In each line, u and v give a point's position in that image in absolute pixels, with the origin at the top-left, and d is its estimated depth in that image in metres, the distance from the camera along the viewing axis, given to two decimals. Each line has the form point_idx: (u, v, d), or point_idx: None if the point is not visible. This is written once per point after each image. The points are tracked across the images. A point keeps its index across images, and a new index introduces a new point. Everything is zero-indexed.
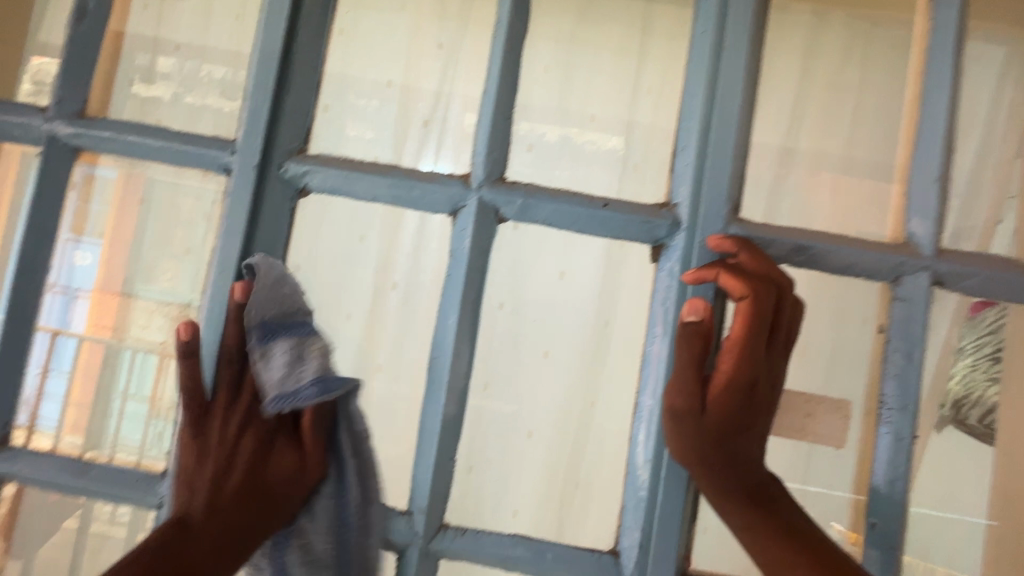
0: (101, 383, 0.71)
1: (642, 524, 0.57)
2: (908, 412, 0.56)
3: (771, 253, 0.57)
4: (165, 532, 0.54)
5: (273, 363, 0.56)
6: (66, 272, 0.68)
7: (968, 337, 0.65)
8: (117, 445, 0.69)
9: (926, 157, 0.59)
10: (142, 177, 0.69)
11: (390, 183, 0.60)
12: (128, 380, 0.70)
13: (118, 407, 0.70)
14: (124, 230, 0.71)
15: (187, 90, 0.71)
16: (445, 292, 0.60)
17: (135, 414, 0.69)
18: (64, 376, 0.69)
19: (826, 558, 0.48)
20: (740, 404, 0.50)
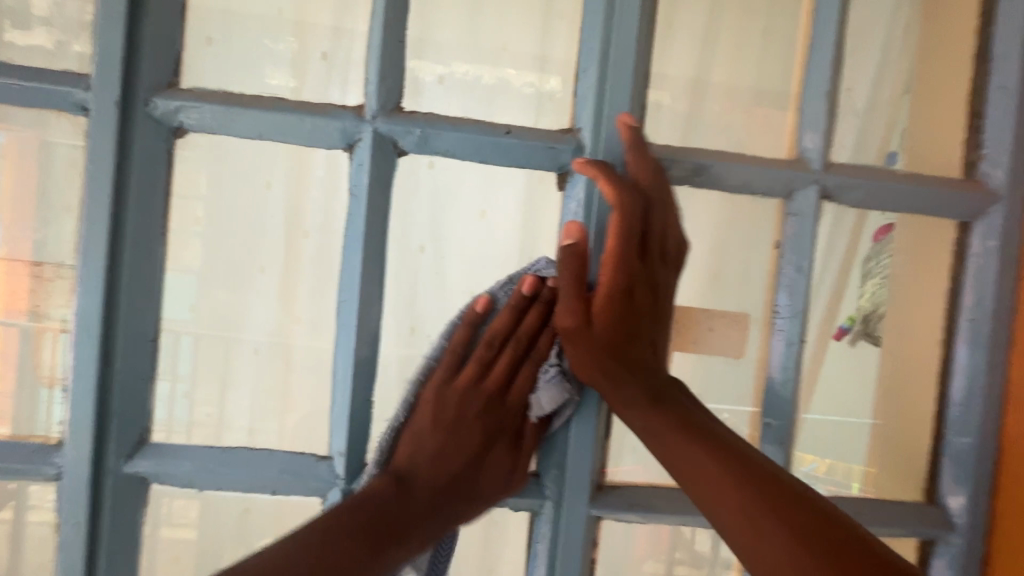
0: (27, 366, 0.62)
1: (560, 445, 0.59)
2: (798, 319, 0.60)
3: (671, 175, 0.58)
4: (374, 494, 0.54)
5: (546, 381, 0.57)
6: None
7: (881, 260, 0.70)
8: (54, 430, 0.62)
9: (818, 73, 0.60)
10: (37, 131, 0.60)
11: (276, 117, 0.56)
12: (57, 360, 0.61)
13: (47, 392, 0.62)
14: (23, 189, 0.61)
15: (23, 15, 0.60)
16: (348, 233, 0.58)
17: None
18: None
19: (717, 442, 0.51)
20: (621, 313, 0.53)
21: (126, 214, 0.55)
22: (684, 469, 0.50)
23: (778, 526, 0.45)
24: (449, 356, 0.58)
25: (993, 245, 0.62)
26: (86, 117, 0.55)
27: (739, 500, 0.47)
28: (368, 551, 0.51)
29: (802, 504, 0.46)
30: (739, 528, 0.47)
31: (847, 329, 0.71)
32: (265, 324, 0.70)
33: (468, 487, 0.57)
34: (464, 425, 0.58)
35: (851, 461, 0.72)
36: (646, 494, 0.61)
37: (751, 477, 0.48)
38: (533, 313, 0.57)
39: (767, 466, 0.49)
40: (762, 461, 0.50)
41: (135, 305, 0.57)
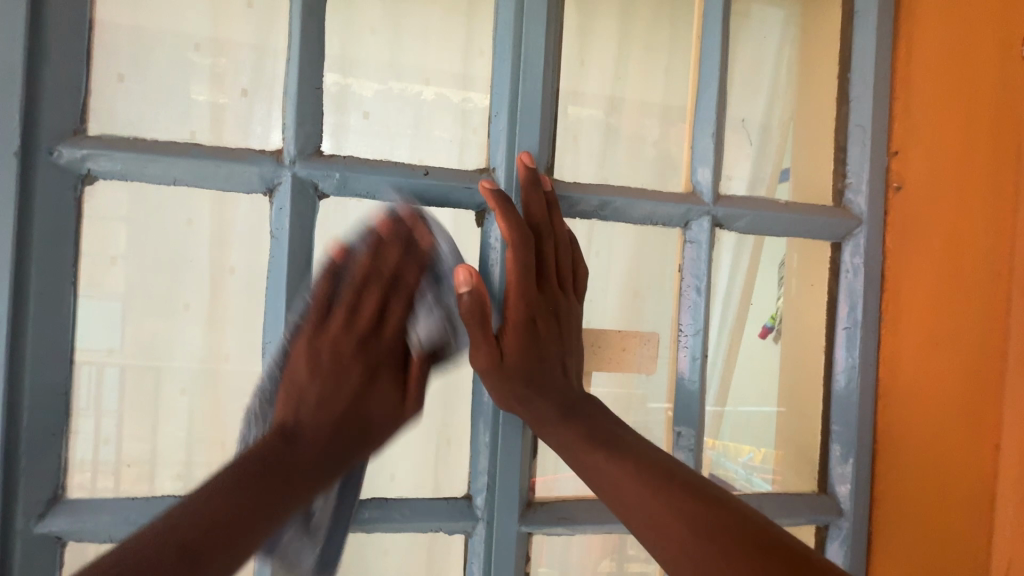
0: None
1: (489, 468, 0.62)
2: (700, 335, 0.67)
3: (579, 210, 0.63)
4: (267, 447, 0.53)
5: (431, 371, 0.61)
6: None
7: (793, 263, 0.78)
8: None
9: (707, 114, 0.68)
10: None
11: (190, 164, 0.56)
12: None
13: None
14: None
15: None
16: (270, 274, 0.59)
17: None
18: None
19: (621, 448, 0.54)
20: (529, 341, 0.56)
21: (30, 265, 0.54)
22: (596, 477, 0.53)
23: (678, 518, 0.48)
24: (345, 304, 0.58)
25: (859, 261, 0.71)
26: None
27: (643, 498, 0.50)
28: (258, 476, 0.50)
29: (700, 495, 0.49)
30: (646, 526, 0.49)
31: (769, 326, 0.78)
32: (190, 361, 0.68)
33: (364, 429, 0.59)
34: (346, 363, 0.58)
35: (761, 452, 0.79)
36: (573, 506, 0.65)
37: (659, 475, 0.51)
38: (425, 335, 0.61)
39: (668, 464, 0.52)
40: (665, 460, 0.53)
41: (43, 357, 0.55)
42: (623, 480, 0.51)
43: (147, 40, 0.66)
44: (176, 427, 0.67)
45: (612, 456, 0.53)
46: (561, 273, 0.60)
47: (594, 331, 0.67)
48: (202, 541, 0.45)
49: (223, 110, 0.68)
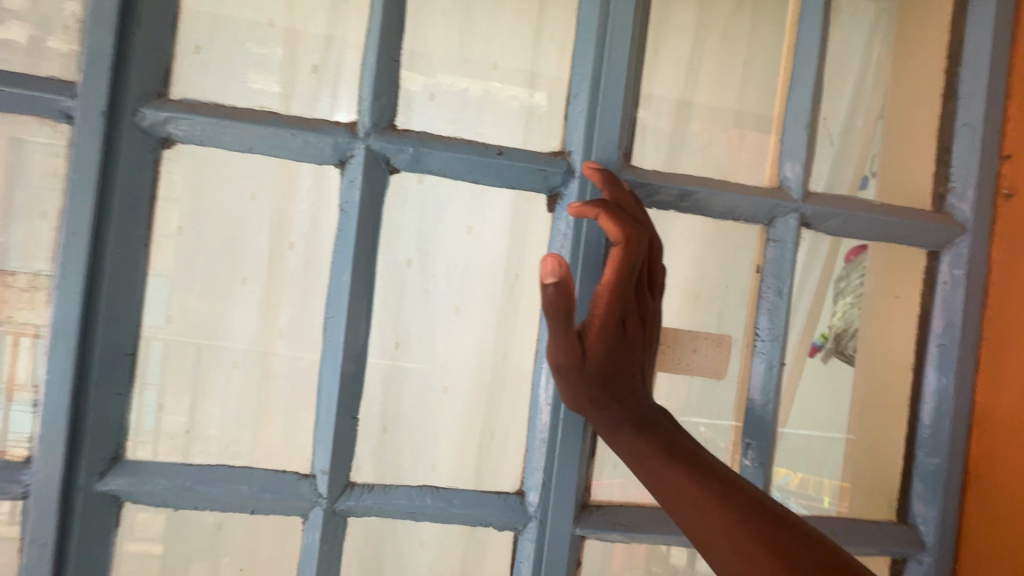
0: None
1: (546, 464, 0.59)
2: (778, 342, 0.62)
3: (658, 199, 0.60)
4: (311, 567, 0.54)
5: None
6: None
7: (852, 276, 0.72)
8: (6, 440, 0.60)
9: (798, 106, 0.64)
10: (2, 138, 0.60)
11: (266, 130, 0.56)
12: (6, 368, 0.60)
13: (0, 400, 0.60)
14: None
15: (47, 33, 0.61)
16: (338, 247, 0.58)
17: (26, 408, 0.60)
18: None
19: (703, 468, 0.51)
20: (615, 344, 0.53)
21: (108, 223, 0.55)
22: (673, 498, 0.50)
23: (769, 551, 0.44)
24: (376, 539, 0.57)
25: (959, 273, 0.66)
26: (69, 125, 0.55)
27: (729, 525, 0.47)
28: None
29: (790, 528, 0.46)
30: (731, 555, 0.46)
31: (820, 346, 0.73)
32: (246, 336, 0.68)
33: None
34: None
35: (828, 481, 0.73)
36: (630, 513, 0.62)
37: (744, 502, 0.48)
38: (373, 494, 0.59)
39: (756, 493, 0.49)
40: (748, 487, 0.50)
41: (114, 317, 0.56)
42: (706, 504, 0.48)
43: (223, 9, 0.66)
44: (228, 402, 0.67)
45: (695, 477, 0.50)
46: (650, 273, 0.56)
47: (666, 330, 0.64)
48: None
49: (294, 85, 0.68)
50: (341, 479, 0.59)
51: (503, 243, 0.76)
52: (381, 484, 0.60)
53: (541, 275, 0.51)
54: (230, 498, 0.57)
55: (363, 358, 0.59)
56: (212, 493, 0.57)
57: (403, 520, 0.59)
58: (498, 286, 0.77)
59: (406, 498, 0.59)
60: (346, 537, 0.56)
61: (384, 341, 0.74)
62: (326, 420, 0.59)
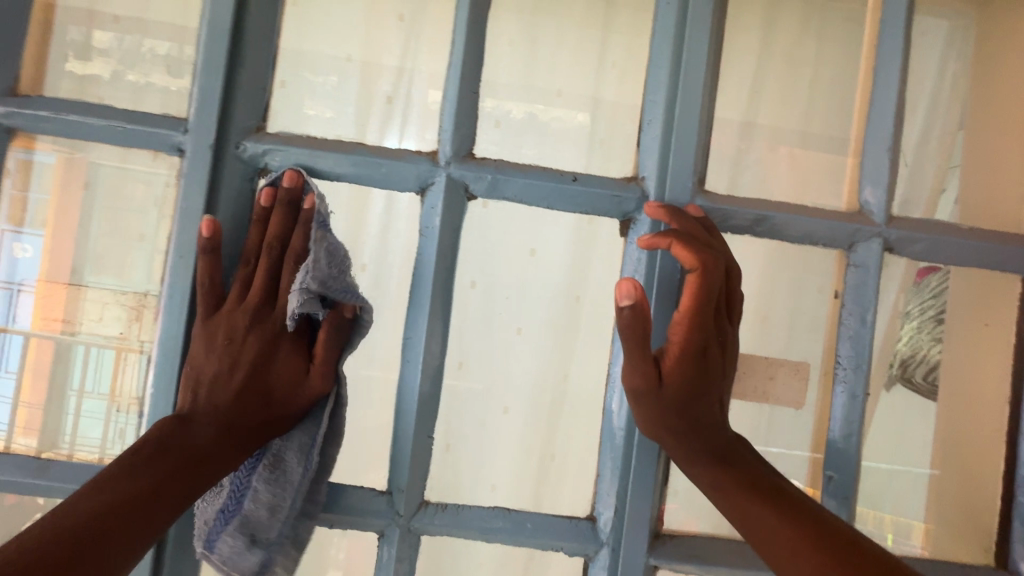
0: (56, 378, 0.66)
1: (618, 490, 0.59)
2: (862, 371, 0.60)
3: (734, 224, 0.60)
4: (158, 430, 0.52)
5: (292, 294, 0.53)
6: (9, 265, 0.64)
7: (913, 301, 0.68)
8: (77, 445, 0.66)
9: (879, 129, 0.62)
10: (85, 163, 0.65)
11: (355, 160, 0.59)
12: (84, 375, 0.66)
13: (75, 404, 0.66)
14: (68, 215, 0.66)
15: (130, 68, 0.66)
16: (417, 270, 0.60)
17: (94, 412, 0.66)
18: (11, 376, 0.65)
19: (791, 506, 0.49)
20: (694, 372, 0.52)
21: None
22: (759, 536, 0.49)
23: None
24: (240, 280, 0.57)
25: None
26: (180, 158, 0.59)
27: (823, 568, 0.45)
28: (159, 480, 0.49)
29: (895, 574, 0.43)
30: None
31: (886, 374, 0.70)
32: None
33: (245, 431, 0.55)
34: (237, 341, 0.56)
35: (891, 516, 0.69)
36: (705, 545, 0.60)
37: (839, 545, 0.46)
38: (274, 214, 0.56)
39: (852, 536, 0.47)
40: (843, 529, 0.47)
41: None
42: (796, 542, 0.47)
43: (308, 47, 0.71)
44: None
45: (783, 515, 0.48)
46: (729, 299, 0.56)
47: (741, 356, 0.63)
48: (127, 531, 0.46)
49: (371, 117, 0.72)
50: (416, 496, 0.61)
51: (566, 264, 0.77)
52: (285, 202, 0.57)
53: (617, 298, 0.52)
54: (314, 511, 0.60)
55: (438, 378, 0.61)
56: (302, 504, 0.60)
57: (291, 276, 0.56)
58: (561, 305, 0.78)
59: (303, 221, 0.56)
60: (247, 266, 0.57)
61: (449, 359, 0.76)
62: (402, 436, 0.60)
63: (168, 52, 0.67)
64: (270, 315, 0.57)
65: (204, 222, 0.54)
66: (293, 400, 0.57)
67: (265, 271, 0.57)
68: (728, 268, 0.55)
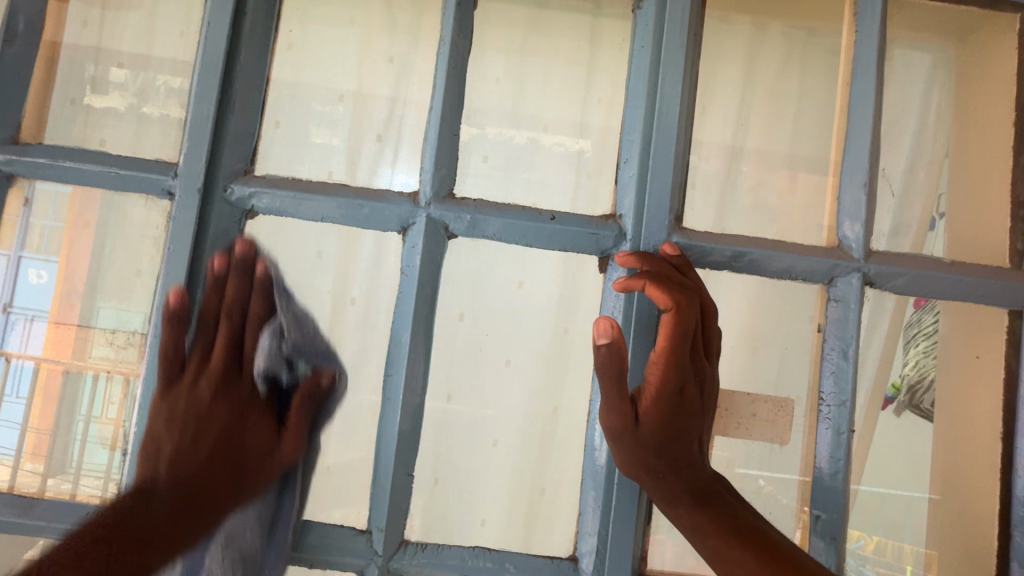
0: (64, 405, 0.67)
1: (600, 529, 0.58)
2: (846, 407, 0.59)
3: (711, 260, 0.60)
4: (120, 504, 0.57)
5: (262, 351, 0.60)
6: (20, 292, 0.66)
7: (926, 321, 0.69)
8: (83, 470, 0.66)
9: (855, 164, 0.63)
10: (100, 194, 0.68)
11: (338, 202, 0.61)
12: (92, 403, 0.67)
13: (82, 429, 0.67)
14: (79, 249, 0.68)
15: (145, 100, 0.70)
16: (398, 308, 0.61)
17: (101, 437, 0.66)
18: (22, 402, 0.67)
19: (770, 550, 0.49)
20: (672, 413, 0.52)
21: (197, 289, 0.60)
22: None
23: None
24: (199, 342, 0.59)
25: None
26: (170, 200, 0.61)
27: None
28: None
29: None
30: None
31: (892, 397, 0.70)
32: None
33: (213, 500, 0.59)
34: (208, 417, 0.60)
35: (911, 546, 0.69)
36: None
37: None
38: (227, 283, 0.60)
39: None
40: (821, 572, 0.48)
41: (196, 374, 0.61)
42: None
43: (301, 89, 0.74)
44: None
45: (761, 559, 0.49)
46: (705, 338, 0.56)
47: (723, 393, 0.62)
48: None
49: (361, 154, 0.74)
50: (397, 535, 0.60)
51: (553, 296, 0.78)
52: (235, 279, 0.60)
53: (595, 335, 0.51)
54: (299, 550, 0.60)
55: (419, 415, 0.61)
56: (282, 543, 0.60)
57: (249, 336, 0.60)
58: (549, 337, 0.78)
59: (249, 277, 0.61)
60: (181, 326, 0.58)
61: (437, 391, 0.76)
62: (382, 473, 0.60)
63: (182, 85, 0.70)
64: (237, 382, 0.60)
65: (168, 290, 0.58)
66: (265, 458, 0.61)
67: (224, 338, 0.59)
68: (703, 307, 0.55)
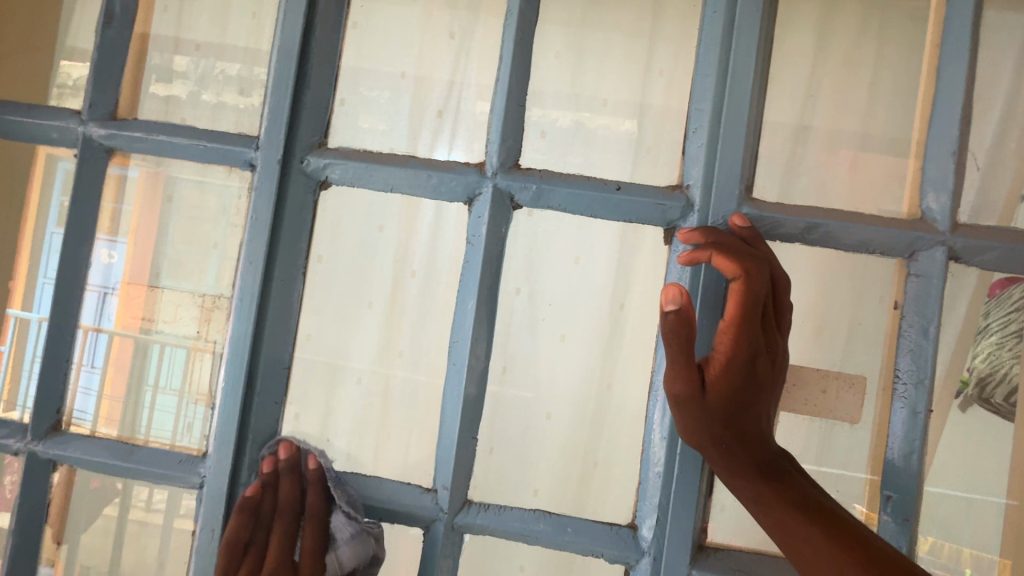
0: (133, 376, 0.75)
1: (661, 499, 0.59)
2: (923, 386, 0.57)
3: (783, 232, 0.59)
4: None
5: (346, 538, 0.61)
6: (102, 272, 0.72)
7: (994, 313, 0.65)
8: (151, 435, 0.73)
9: (942, 132, 0.59)
10: (164, 176, 0.74)
11: (408, 173, 0.63)
12: (158, 372, 0.74)
13: (150, 398, 0.74)
14: (149, 225, 0.75)
15: (205, 88, 0.75)
16: (464, 278, 0.62)
17: (166, 406, 0.74)
18: (96, 371, 0.73)
19: (841, 527, 0.48)
20: (741, 384, 0.51)
21: (276, 257, 0.64)
22: (805, 554, 0.48)
23: None
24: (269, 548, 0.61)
25: None
26: (251, 172, 0.65)
27: None
28: None
29: None
30: None
31: (960, 391, 0.67)
32: (370, 356, 0.78)
33: None
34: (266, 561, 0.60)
35: (970, 549, 0.68)
36: (752, 559, 0.59)
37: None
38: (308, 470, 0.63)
39: (904, 562, 0.45)
40: (899, 556, 0.46)
41: (275, 336, 0.64)
42: (844, 563, 0.46)
43: (366, 67, 0.76)
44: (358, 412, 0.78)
45: (831, 535, 0.48)
46: (777, 310, 0.55)
47: (791, 367, 0.61)
48: None
49: (422, 130, 0.76)
50: (460, 495, 0.63)
51: (608, 272, 0.77)
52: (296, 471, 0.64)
53: (662, 304, 0.52)
54: (367, 503, 0.64)
55: (483, 381, 0.63)
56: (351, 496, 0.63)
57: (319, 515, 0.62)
58: (604, 314, 0.78)
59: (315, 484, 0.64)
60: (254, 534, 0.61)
61: (493, 365, 0.77)
62: (447, 434, 0.62)
63: (239, 72, 0.75)
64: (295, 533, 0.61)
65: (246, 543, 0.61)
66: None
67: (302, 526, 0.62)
68: (774, 277, 0.54)
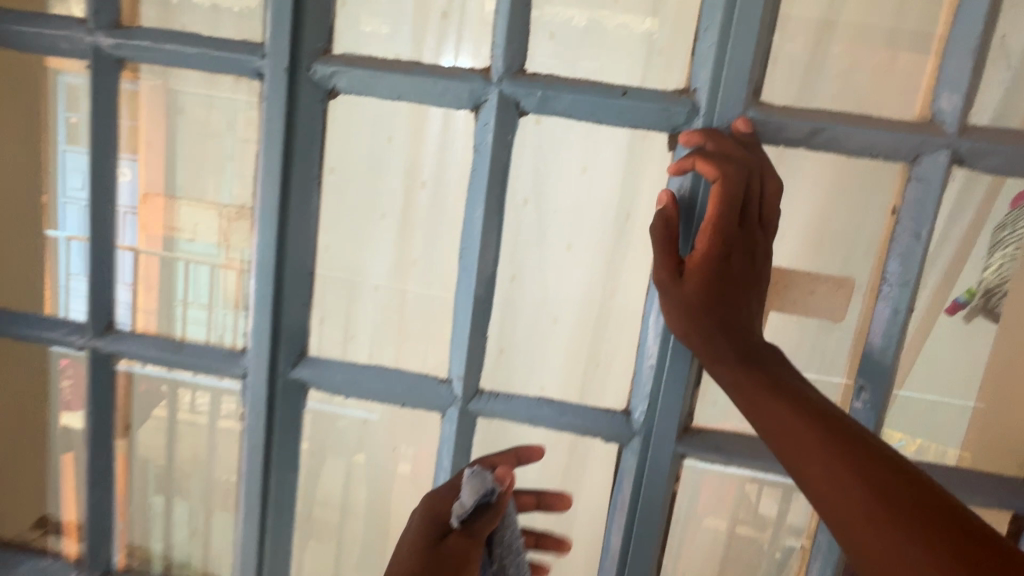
0: (163, 291, 0.80)
1: (652, 388, 0.65)
2: (908, 287, 0.60)
3: (787, 136, 0.59)
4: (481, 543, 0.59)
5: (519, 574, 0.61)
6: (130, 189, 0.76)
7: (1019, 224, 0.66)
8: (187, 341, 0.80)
9: (968, 26, 0.57)
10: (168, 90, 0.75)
11: (414, 80, 0.63)
12: (185, 289, 0.79)
13: (181, 311, 0.80)
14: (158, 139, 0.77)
15: None
16: (471, 187, 0.65)
17: (198, 318, 0.79)
18: (128, 287, 0.78)
19: (808, 404, 0.53)
20: (720, 278, 0.56)
21: (292, 168, 0.66)
22: (771, 426, 0.54)
23: (863, 483, 0.48)
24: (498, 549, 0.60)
25: None
26: (260, 82, 0.65)
27: (826, 459, 0.50)
28: None
29: (888, 465, 0.48)
30: (822, 481, 0.50)
31: (964, 302, 0.71)
32: (387, 266, 0.82)
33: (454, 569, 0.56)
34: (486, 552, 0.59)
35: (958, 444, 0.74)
36: (728, 439, 0.66)
37: (846, 443, 0.50)
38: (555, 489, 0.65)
39: (858, 432, 0.51)
40: (855, 429, 0.51)
41: (297, 243, 0.69)
42: (805, 433, 0.52)
43: None
44: (376, 318, 0.83)
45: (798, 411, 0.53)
46: (762, 212, 0.58)
47: (784, 270, 0.64)
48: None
49: (427, 35, 0.74)
50: (472, 385, 0.70)
51: (615, 182, 0.78)
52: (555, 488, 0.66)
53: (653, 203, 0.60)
54: (388, 393, 0.71)
55: (491, 285, 0.68)
56: (374, 387, 0.71)
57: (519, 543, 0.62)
58: (609, 224, 0.80)
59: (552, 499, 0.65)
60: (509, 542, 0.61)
61: (503, 273, 0.82)
62: (461, 332, 0.68)
63: None
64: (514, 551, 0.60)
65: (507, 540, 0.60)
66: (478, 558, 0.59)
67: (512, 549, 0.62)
68: (760, 181, 0.56)
